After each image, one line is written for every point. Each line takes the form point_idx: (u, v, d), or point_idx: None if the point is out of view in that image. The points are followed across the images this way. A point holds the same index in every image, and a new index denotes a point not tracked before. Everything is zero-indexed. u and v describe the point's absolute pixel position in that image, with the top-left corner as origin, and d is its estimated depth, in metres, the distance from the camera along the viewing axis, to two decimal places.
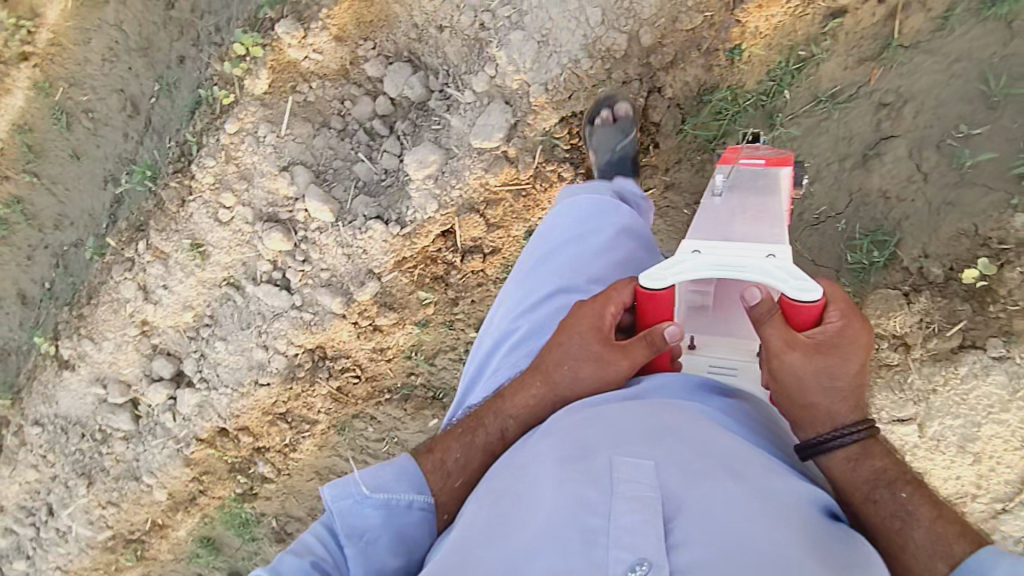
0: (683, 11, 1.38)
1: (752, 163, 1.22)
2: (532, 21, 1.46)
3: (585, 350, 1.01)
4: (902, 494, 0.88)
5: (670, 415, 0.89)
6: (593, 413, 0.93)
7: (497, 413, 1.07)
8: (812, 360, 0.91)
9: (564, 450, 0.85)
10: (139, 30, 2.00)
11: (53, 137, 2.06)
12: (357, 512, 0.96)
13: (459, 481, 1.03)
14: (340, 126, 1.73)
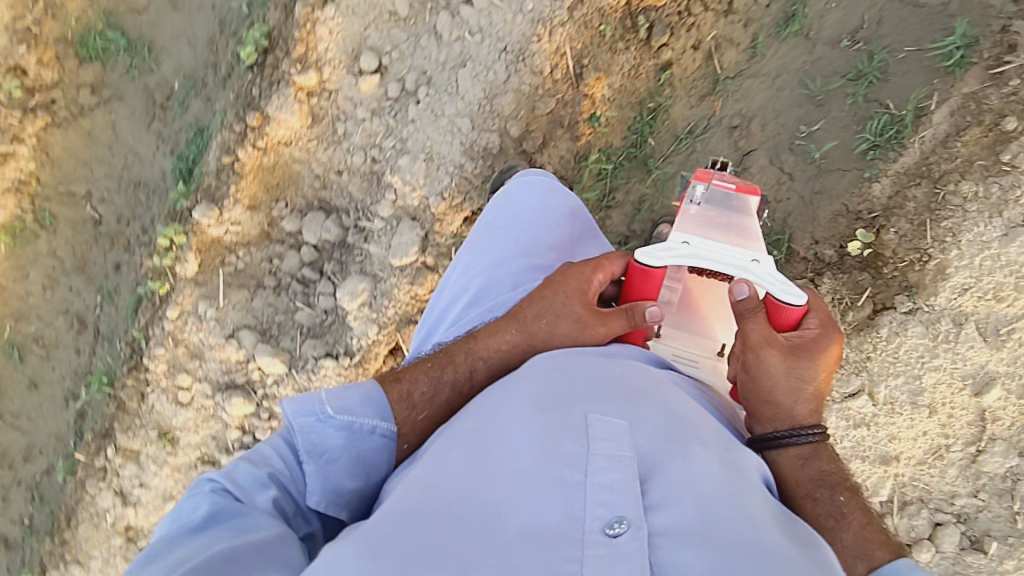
0: (537, 99, 1.51)
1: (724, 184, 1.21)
2: (414, 144, 1.61)
3: (569, 310, 1.09)
4: (841, 497, 0.92)
5: (635, 384, 0.93)
6: (559, 370, 0.95)
7: (469, 353, 1.12)
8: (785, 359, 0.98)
9: (540, 405, 0.86)
10: (75, 252, 2.13)
11: (9, 372, 2.18)
12: (319, 430, 0.99)
13: (423, 413, 1.06)
14: (274, 284, 1.86)
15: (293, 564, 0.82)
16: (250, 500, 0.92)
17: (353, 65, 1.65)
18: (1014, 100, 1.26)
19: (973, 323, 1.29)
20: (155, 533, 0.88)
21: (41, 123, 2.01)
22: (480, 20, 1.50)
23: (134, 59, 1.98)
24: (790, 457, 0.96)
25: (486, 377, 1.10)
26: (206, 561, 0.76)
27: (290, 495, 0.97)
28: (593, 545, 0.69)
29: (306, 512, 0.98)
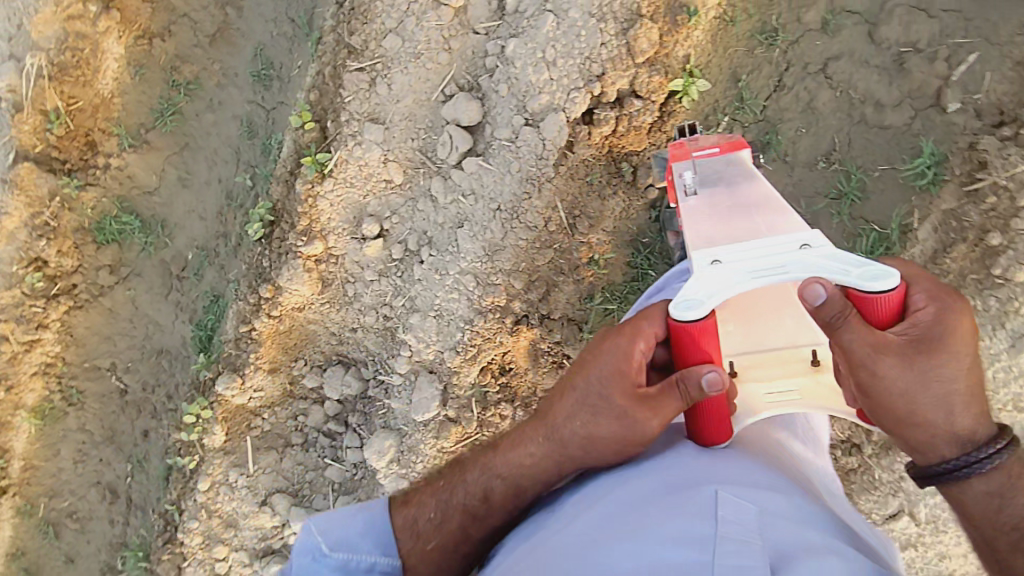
0: (535, 253, 1.57)
1: (708, 152, 1.31)
2: (423, 302, 1.68)
3: (607, 403, 1.03)
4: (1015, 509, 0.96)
5: (761, 473, 1.01)
6: (685, 451, 1.05)
7: (486, 469, 1.14)
8: (905, 360, 0.89)
9: (673, 482, 0.97)
10: (102, 425, 2.24)
11: (46, 550, 2.30)
12: (316, 569, 1.08)
13: (447, 529, 1.11)
14: (302, 440, 1.96)
15: None
16: None
17: (356, 231, 1.72)
18: (994, 216, 1.32)
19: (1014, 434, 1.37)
20: None
21: (64, 307, 2.08)
22: (471, 184, 1.58)
23: (148, 237, 2.07)
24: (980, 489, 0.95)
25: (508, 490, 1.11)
26: None
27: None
28: None
29: None
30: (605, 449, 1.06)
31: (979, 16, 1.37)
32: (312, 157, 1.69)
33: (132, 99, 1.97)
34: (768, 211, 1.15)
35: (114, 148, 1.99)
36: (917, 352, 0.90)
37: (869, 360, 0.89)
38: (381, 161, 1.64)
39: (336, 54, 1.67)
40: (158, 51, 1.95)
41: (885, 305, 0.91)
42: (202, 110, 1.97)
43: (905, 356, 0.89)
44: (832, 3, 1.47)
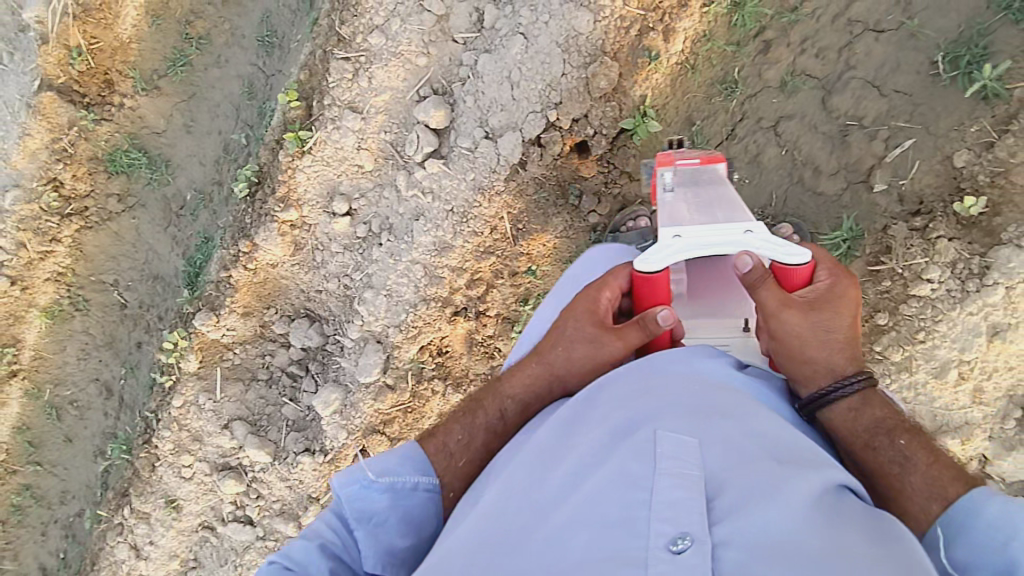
0: (481, 254, 1.71)
1: (688, 164, 1.34)
2: (378, 280, 1.83)
3: (583, 333, 1.15)
4: (900, 441, 0.99)
5: (712, 400, 0.95)
6: (629, 391, 0.99)
7: (497, 394, 1.19)
8: (807, 318, 1.05)
9: (611, 432, 0.93)
10: (104, 330, 2.41)
11: (49, 428, 2.47)
12: (364, 495, 1.03)
13: (462, 459, 1.13)
14: (266, 376, 2.15)
15: None
16: None
17: (327, 206, 1.88)
18: (887, 298, 1.39)
19: None
20: None
21: (75, 225, 2.28)
22: (431, 183, 1.71)
23: (153, 173, 2.24)
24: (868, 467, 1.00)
25: (517, 413, 1.17)
26: None
27: (345, 564, 1.01)
28: (658, 562, 0.75)
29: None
30: (586, 368, 1.14)
31: (926, 102, 1.39)
32: (295, 132, 1.83)
33: (147, 46, 2.16)
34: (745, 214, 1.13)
35: (129, 90, 2.18)
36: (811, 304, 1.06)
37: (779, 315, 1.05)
38: (355, 147, 1.78)
39: (328, 39, 1.78)
40: (175, 4, 2.13)
41: (798, 274, 1.09)
42: (210, 65, 2.15)
43: (804, 312, 1.05)
44: (794, 64, 1.49)
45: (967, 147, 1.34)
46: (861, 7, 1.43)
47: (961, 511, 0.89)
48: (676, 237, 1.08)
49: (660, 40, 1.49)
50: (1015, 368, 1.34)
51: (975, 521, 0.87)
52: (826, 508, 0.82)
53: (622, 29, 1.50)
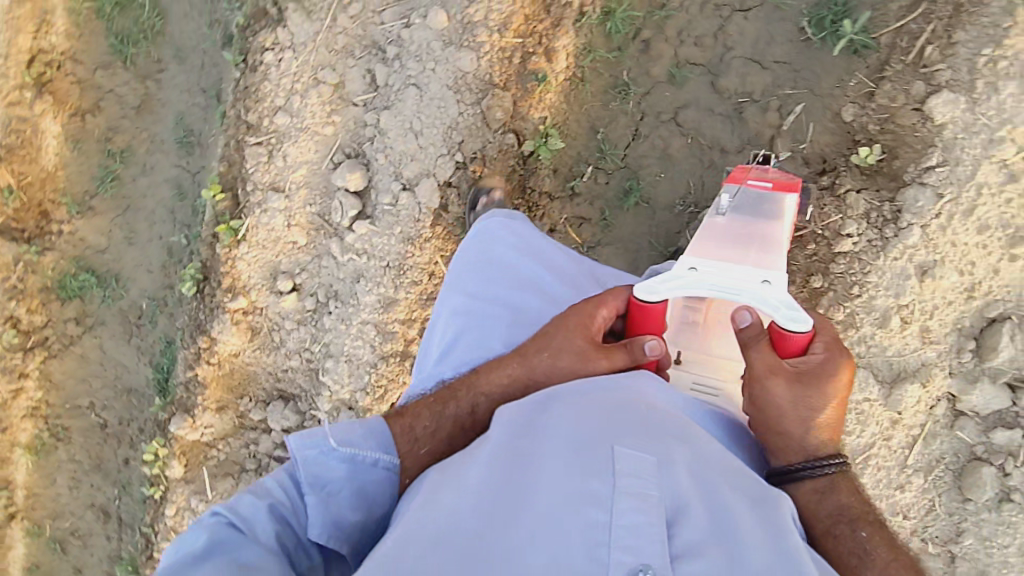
0: (425, 301, 1.72)
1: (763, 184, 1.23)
2: (335, 348, 1.84)
3: (571, 344, 1.09)
4: (861, 533, 0.98)
5: (662, 419, 0.94)
6: (582, 401, 0.97)
7: (471, 388, 1.13)
8: (790, 390, 1.00)
9: (570, 441, 0.89)
10: (90, 454, 2.39)
11: (56, 563, 2.43)
12: (322, 461, 1.02)
13: (425, 448, 1.08)
14: (255, 465, 2.10)
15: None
16: (252, 530, 0.96)
17: (272, 286, 1.89)
18: (816, 261, 1.39)
19: (873, 457, 1.43)
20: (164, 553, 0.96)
21: (40, 357, 2.30)
22: (363, 245, 1.73)
23: (105, 290, 2.27)
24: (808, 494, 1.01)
25: (487, 413, 1.11)
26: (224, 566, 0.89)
27: (292, 527, 1.00)
28: None
29: (308, 544, 1.01)
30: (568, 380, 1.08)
31: (805, 67, 1.44)
32: (226, 224, 1.86)
33: (74, 171, 2.18)
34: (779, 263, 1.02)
35: (65, 216, 2.20)
36: (797, 375, 1.00)
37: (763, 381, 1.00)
38: (285, 225, 1.81)
39: (238, 129, 1.82)
40: (90, 125, 2.15)
41: (795, 343, 1.00)
42: (138, 175, 2.19)
43: (790, 383, 1.00)
44: (677, 56, 1.54)
45: (850, 100, 1.39)
46: None
47: None
48: (691, 271, 0.98)
49: (543, 61, 1.55)
50: (954, 303, 1.33)
51: None
52: (775, 542, 0.83)
53: (506, 59, 1.55)
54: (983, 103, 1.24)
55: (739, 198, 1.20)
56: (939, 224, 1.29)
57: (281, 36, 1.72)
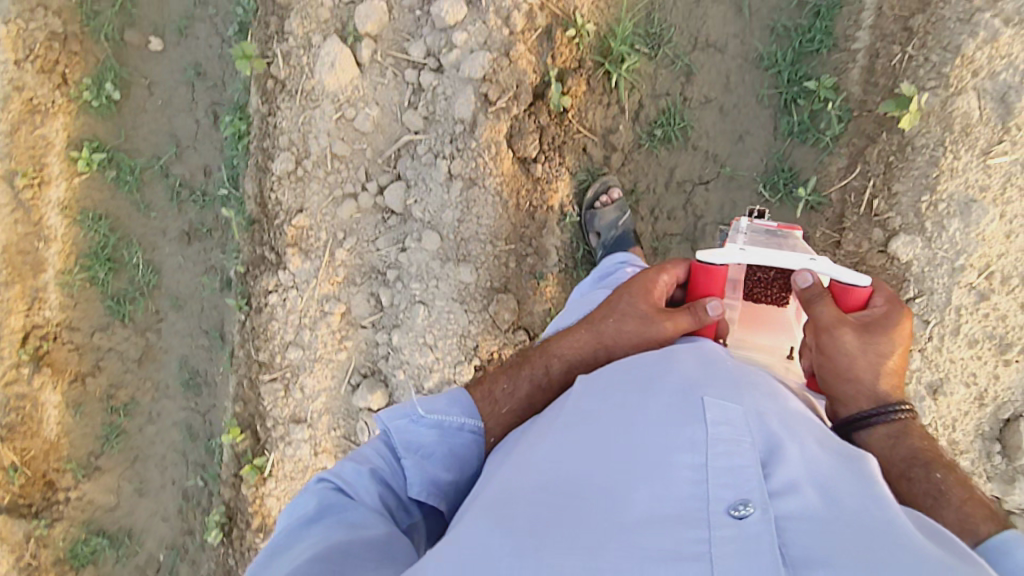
0: None
1: (766, 225, 1.31)
2: None
3: (637, 308, 1.18)
4: (934, 474, 1.04)
5: (742, 377, 1.01)
6: (657, 362, 1.04)
7: (544, 352, 1.24)
8: (860, 339, 1.09)
9: (660, 395, 0.95)
10: None
11: None
12: (413, 429, 1.13)
13: (507, 407, 1.19)
14: None
15: (402, 536, 1.00)
16: (355, 493, 1.04)
17: None
18: None
19: None
20: (277, 523, 1.04)
21: None
22: None
23: (119, 549, 2.18)
24: (879, 437, 1.09)
25: (561, 371, 1.21)
26: (342, 523, 0.97)
27: (393, 489, 1.09)
28: (721, 525, 0.75)
29: (408, 504, 1.10)
30: (635, 342, 1.16)
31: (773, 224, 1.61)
32: (251, 462, 1.86)
33: (77, 434, 2.13)
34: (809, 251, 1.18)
35: (71, 480, 2.13)
36: (865, 326, 1.11)
37: (834, 331, 1.09)
38: (312, 454, 1.82)
39: (250, 367, 1.86)
40: (90, 385, 2.13)
41: (853, 297, 1.13)
42: (143, 423, 2.18)
43: (859, 332, 1.10)
44: (656, 231, 1.69)
45: (822, 249, 1.54)
46: (682, 171, 1.67)
47: (995, 547, 0.91)
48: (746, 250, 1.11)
49: (537, 261, 1.69)
50: (969, 412, 1.45)
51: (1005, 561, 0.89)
52: (868, 491, 0.85)
53: (502, 264, 1.66)
54: (937, 239, 1.40)
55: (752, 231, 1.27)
56: (934, 345, 1.42)
57: (283, 277, 1.79)
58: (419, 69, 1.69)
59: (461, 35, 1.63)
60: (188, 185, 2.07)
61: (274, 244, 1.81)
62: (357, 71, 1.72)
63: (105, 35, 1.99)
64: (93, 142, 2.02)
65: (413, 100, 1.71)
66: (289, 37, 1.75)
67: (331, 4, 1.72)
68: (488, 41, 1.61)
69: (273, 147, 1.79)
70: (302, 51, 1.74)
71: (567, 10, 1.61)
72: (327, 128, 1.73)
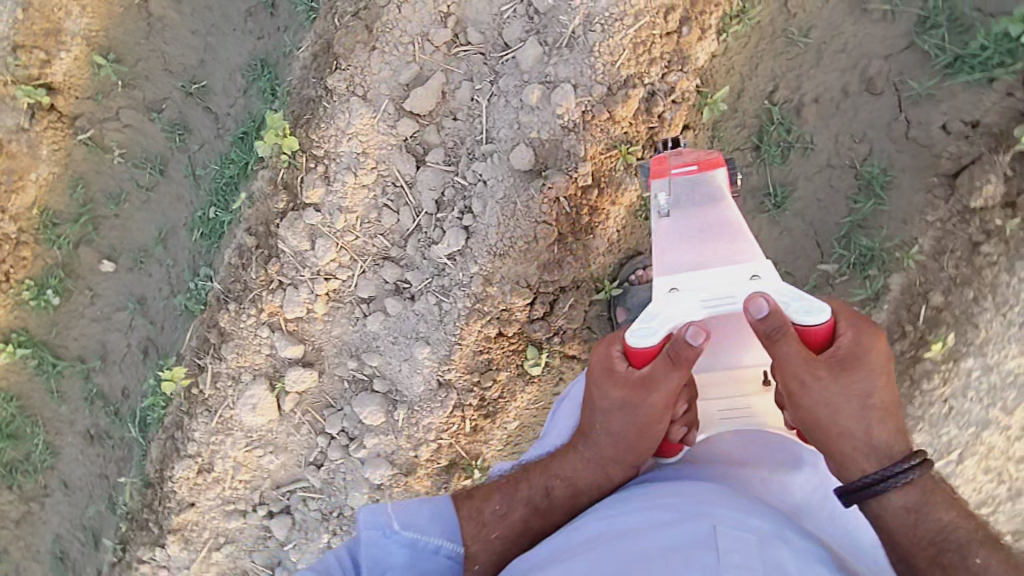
0: None
1: (686, 165, 1.29)
2: None
3: (614, 397, 1.20)
4: (976, 559, 1.06)
5: (759, 512, 1.07)
6: (678, 493, 1.12)
7: (545, 473, 1.30)
8: (835, 380, 1.10)
9: (678, 518, 1.03)
10: None
11: None
12: (387, 541, 1.23)
13: (495, 532, 1.25)
14: None
15: None
16: None
17: None
18: None
19: None
20: None
21: None
22: None
23: None
24: (897, 510, 1.09)
25: (565, 495, 1.27)
26: None
27: None
28: None
29: None
30: (628, 432, 1.21)
31: None
32: None
33: None
34: (748, 245, 1.22)
35: None
36: (836, 368, 1.10)
37: (806, 376, 1.09)
38: None
39: None
40: None
41: (817, 332, 1.11)
42: None
43: (833, 376, 1.10)
44: None
45: None
46: None
47: None
48: (672, 294, 1.19)
49: None
50: None
51: None
52: None
53: None
54: None
55: (676, 195, 1.29)
56: None
57: (158, 554, 1.92)
58: (330, 438, 1.82)
59: (372, 438, 1.77)
60: (105, 396, 2.12)
61: (158, 521, 1.92)
62: (277, 415, 1.83)
63: (59, 246, 2.02)
64: (20, 335, 2.08)
65: (317, 459, 1.84)
66: (222, 362, 1.82)
67: (268, 351, 1.81)
68: (394, 456, 1.77)
69: (182, 443, 1.89)
70: (229, 382, 1.83)
71: (471, 452, 1.76)
72: (234, 454, 1.86)
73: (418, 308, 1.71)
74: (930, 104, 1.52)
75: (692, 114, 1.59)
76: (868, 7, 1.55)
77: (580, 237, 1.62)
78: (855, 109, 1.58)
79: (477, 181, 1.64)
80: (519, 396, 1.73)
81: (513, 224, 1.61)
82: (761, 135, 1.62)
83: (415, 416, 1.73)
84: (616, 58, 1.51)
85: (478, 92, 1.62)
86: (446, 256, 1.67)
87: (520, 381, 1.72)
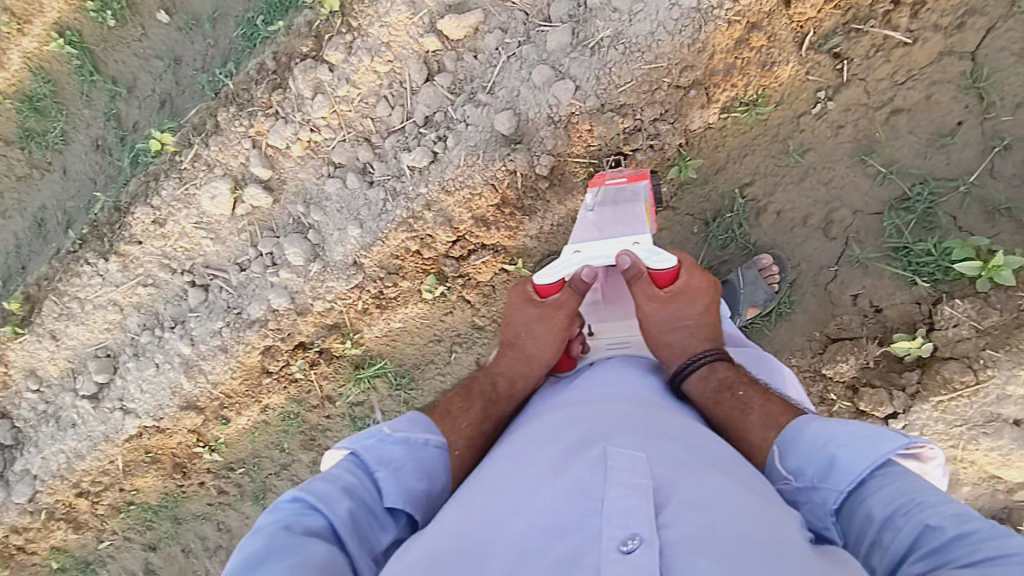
0: (83, 491, 2.30)
1: (617, 179, 1.56)
2: (19, 466, 2.29)
3: (529, 316, 1.40)
4: (740, 391, 1.22)
5: (643, 422, 1.08)
6: (572, 415, 1.13)
7: (487, 374, 1.39)
8: (665, 307, 1.35)
9: (563, 447, 1.03)
10: None
11: None
12: (382, 446, 1.13)
13: (464, 421, 1.26)
14: None
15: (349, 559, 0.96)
16: (330, 507, 1.00)
17: None
18: None
19: None
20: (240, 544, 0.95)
21: None
22: (78, 417, 2.27)
23: None
24: (698, 381, 1.26)
25: (507, 389, 1.35)
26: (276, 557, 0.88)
27: (320, 513, 0.99)
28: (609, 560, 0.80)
29: (360, 536, 1.01)
30: (552, 340, 1.37)
31: None
32: None
33: None
34: (642, 224, 1.43)
35: None
36: (671, 298, 1.35)
37: (644, 308, 1.36)
38: (32, 371, 2.29)
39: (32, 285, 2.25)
40: None
41: (662, 275, 1.37)
42: None
43: (667, 303, 1.35)
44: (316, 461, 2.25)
45: None
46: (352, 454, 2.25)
47: (789, 429, 1.10)
48: (573, 253, 1.40)
49: (229, 413, 2.20)
50: None
51: (800, 439, 1.06)
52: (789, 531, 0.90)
53: (211, 399, 2.18)
54: None
55: (602, 198, 1.53)
56: None
57: (100, 264, 2.16)
58: (259, 254, 2.07)
59: (286, 273, 2.01)
60: (118, 120, 2.34)
61: (111, 238, 2.16)
62: (228, 214, 2.07)
63: None
64: (73, 35, 2.27)
65: (242, 263, 2.10)
66: (204, 149, 2.04)
67: (243, 160, 2.03)
68: (297, 294, 2.02)
69: (151, 192, 2.11)
70: (205, 166, 2.05)
71: (353, 326, 2.03)
72: (184, 224, 2.10)
73: (370, 195, 1.90)
74: (859, 271, 1.58)
75: (663, 165, 1.69)
76: (867, 160, 1.57)
77: (518, 213, 1.80)
78: (804, 240, 1.63)
79: (462, 121, 1.77)
80: (410, 306, 1.98)
81: (471, 173, 1.75)
82: (715, 216, 1.68)
83: (325, 275, 1.97)
84: (622, 83, 1.60)
85: (504, 45, 1.72)
86: (410, 167, 1.83)
87: (416, 296, 1.96)
